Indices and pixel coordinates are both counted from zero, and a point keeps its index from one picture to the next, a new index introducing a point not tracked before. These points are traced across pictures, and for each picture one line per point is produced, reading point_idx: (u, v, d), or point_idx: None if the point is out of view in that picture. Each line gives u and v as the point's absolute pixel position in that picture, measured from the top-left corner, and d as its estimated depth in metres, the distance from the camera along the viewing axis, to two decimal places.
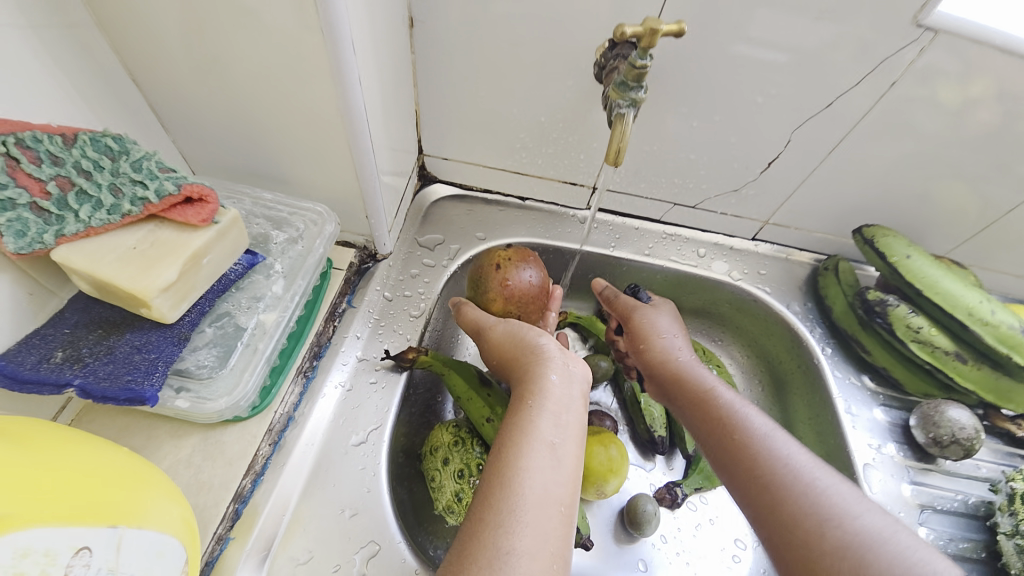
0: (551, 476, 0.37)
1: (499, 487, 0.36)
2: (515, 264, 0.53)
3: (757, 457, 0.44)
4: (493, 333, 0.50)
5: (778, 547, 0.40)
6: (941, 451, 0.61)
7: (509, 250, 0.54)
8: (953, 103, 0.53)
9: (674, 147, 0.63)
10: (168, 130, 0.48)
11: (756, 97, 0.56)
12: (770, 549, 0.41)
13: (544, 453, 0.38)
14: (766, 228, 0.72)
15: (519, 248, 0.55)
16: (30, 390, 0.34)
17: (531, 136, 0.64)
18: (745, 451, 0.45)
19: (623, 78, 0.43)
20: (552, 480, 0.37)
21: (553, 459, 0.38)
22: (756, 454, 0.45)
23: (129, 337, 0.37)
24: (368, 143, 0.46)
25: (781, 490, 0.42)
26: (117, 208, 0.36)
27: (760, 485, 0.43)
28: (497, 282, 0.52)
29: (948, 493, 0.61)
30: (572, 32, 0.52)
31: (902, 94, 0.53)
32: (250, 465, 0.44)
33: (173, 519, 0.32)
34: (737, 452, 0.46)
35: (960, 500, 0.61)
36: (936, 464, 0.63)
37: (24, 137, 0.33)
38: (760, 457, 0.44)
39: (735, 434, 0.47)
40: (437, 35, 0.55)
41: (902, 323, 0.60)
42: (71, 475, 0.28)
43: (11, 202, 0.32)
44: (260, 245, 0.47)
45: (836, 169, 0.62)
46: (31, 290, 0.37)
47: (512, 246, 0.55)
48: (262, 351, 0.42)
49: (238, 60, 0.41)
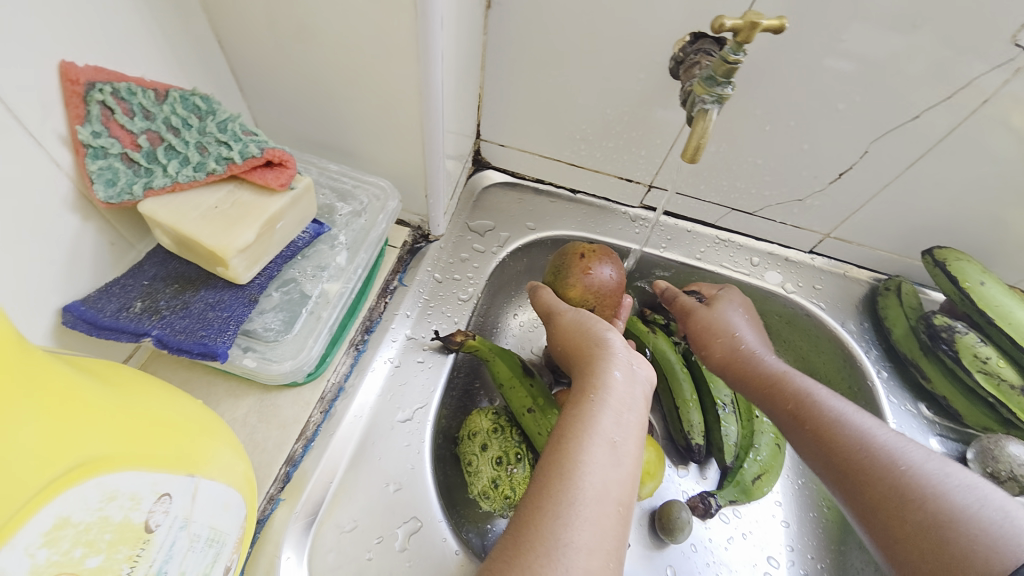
0: (611, 474, 0.37)
1: (558, 478, 0.37)
2: (599, 257, 0.55)
3: (837, 440, 0.43)
4: (562, 317, 0.51)
5: (886, 523, 0.38)
6: None
7: (593, 246, 0.56)
8: None
9: (740, 152, 0.61)
10: (244, 94, 0.49)
11: (838, 104, 0.53)
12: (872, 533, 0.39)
13: (604, 449, 0.38)
14: (826, 241, 0.69)
15: (602, 246, 0.57)
16: (108, 336, 0.35)
17: (593, 128, 0.63)
18: (827, 434, 0.44)
19: (711, 73, 0.41)
20: (610, 477, 0.37)
21: (613, 456, 0.38)
22: (834, 436, 0.44)
23: (203, 294, 0.38)
24: (439, 123, 0.46)
25: (878, 465, 0.40)
26: (203, 165, 0.36)
27: (848, 468, 0.42)
28: (579, 271, 0.54)
29: None
30: (652, 23, 0.50)
31: (984, 117, 0.50)
32: (302, 430, 0.45)
33: (237, 470, 0.33)
34: (820, 433, 0.45)
35: None
36: None
37: (120, 88, 0.34)
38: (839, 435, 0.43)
39: (814, 416, 0.46)
40: (511, 18, 0.54)
41: (970, 352, 0.57)
42: (156, 422, 0.28)
43: (104, 151, 0.34)
44: (325, 216, 0.48)
45: (911, 187, 0.59)
46: (113, 239, 0.38)
47: (596, 243, 0.57)
48: (325, 319, 0.42)
49: (322, 29, 0.41)
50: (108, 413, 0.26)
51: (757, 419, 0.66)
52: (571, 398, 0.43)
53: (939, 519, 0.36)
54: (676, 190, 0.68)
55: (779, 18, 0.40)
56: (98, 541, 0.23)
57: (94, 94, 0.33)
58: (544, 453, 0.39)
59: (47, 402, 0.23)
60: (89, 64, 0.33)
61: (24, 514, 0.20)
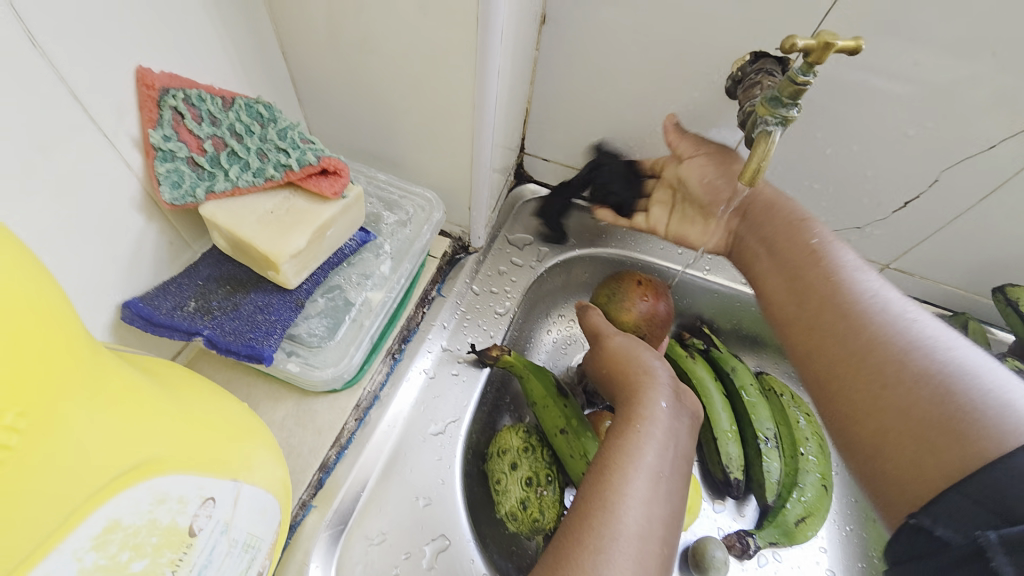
0: (656, 510, 0.36)
1: (600, 510, 0.35)
2: (655, 288, 0.55)
3: (843, 303, 0.40)
4: (609, 341, 0.50)
5: (875, 415, 0.36)
6: None
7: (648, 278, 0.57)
8: None
9: (797, 175, 0.58)
10: (302, 103, 0.50)
11: (909, 129, 0.50)
12: (840, 410, 0.39)
13: (649, 483, 0.37)
14: (885, 272, 0.65)
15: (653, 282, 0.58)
16: (163, 333, 0.36)
17: (640, 146, 0.61)
18: (830, 304, 0.41)
19: (776, 93, 0.39)
20: (655, 512, 0.36)
21: (658, 491, 0.37)
22: (840, 302, 0.41)
23: (253, 297, 0.38)
24: (489, 136, 0.46)
25: (898, 351, 0.37)
26: (261, 171, 0.37)
27: (849, 363, 0.39)
28: (637, 297, 0.54)
29: None
30: (714, 43, 0.49)
31: None
32: (336, 437, 0.44)
33: (279, 480, 0.33)
34: (829, 291, 0.42)
35: None
36: None
37: (191, 94, 0.35)
38: (843, 287, 0.41)
39: (824, 275, 0.43)
40: (565, 34, 0.53)
41: None
42: (204, 424, 0.29)
43: (172, 154, 0.35)
44: (372, 224, 0.48)
45: (986, 220, 0.55)
46: (172, 239, 0.39)
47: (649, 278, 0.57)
48: (367, 327, 0.42)
49: (385, 42, 0.41)
50: (163, 415, 0.26)
51: (802, 457, 0.62)
52: (612, 426, 0.42)
53: (937, 395, 0.34)
54: None
55: (855, 39, 0.36)
56: (145, 544, 0.23)
57: (167, 99, 0.34)
58: (584, 481, 0.38)
59: (115, 403, 0.24)
60: (164, 71, 0.34)
61: (78, 515, 0.20)
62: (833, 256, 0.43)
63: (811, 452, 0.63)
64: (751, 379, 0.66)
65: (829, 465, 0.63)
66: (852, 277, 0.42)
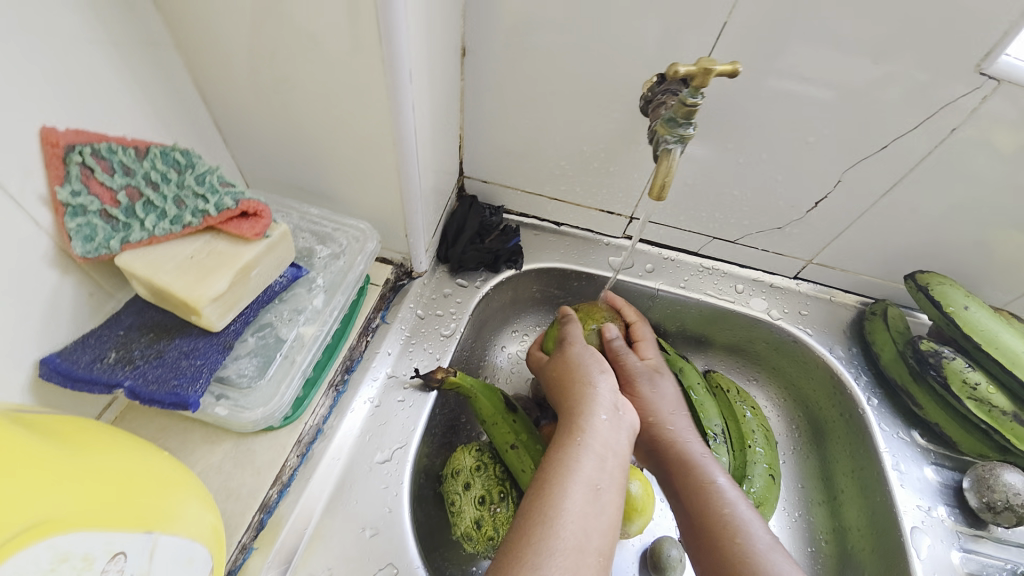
0: (592, 521, 0.37)
1: (539, 527, 0.36)
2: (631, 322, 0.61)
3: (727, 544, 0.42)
4: (571, 349, 0.52)
5: None
6: (993, 516, 0.55)
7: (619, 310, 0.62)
8: (1015, 147, 0.50)
9: (718, 182, 0.61)
10: (229, 145, 0.50)
11: (807, 136, 0.54)
12: None
13: (585, 494, 0.38)
14: (809, 267, 0.70)
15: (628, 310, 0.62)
16: (82, 387, 0.36)
17: (572, 164, 0.64)
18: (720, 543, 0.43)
19: (671, 115, 0.42)
20: (591, 523, 0.37)
21: (594, 502, 0.38)
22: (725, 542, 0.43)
23: (178, 343, 0.38)
24: (414, 165, 0.47)
25: None
26: (179, 219, 0.38)
27: None
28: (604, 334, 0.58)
29: (998, 561, 0.55)
30: (622, 65, 0.52)
31: (969, 137, 0.50)
32: (277, 475, 0.44)
33: (202, 530, 0.33)
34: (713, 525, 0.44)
35: (1010, 571, 0.55)
36: (987, 529, 0.57)
37: (101, 148, 0.36)
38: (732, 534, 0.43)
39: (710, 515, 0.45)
40: (486, 64, 0.56)
41: (958, 378, 0.55)
42: (113, 480, 0.29)
43: (83, 208, 0.35)
44: (304, 259, 0.49)
45: (887, 214, 0.60)
46: (92, 290, 0.39)
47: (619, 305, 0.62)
48: (299, 363, 0.42)
49: (301, 83, 0.43)
50: (63, 475, 0.26)
51: (750, 449, 0.65)
52: (554, 438, 0.43)
53: None
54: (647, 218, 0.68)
55: (734, 63, 0.39)
56: None
57: (74, 155, 0.34)
58: (523, 499, 0.39)
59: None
60: (71, 127, 0.34)
61: None
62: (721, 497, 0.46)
63: (760, 445, 0.66)
64: (698, 378, 0.69)
65: (775, 455, 0.66)
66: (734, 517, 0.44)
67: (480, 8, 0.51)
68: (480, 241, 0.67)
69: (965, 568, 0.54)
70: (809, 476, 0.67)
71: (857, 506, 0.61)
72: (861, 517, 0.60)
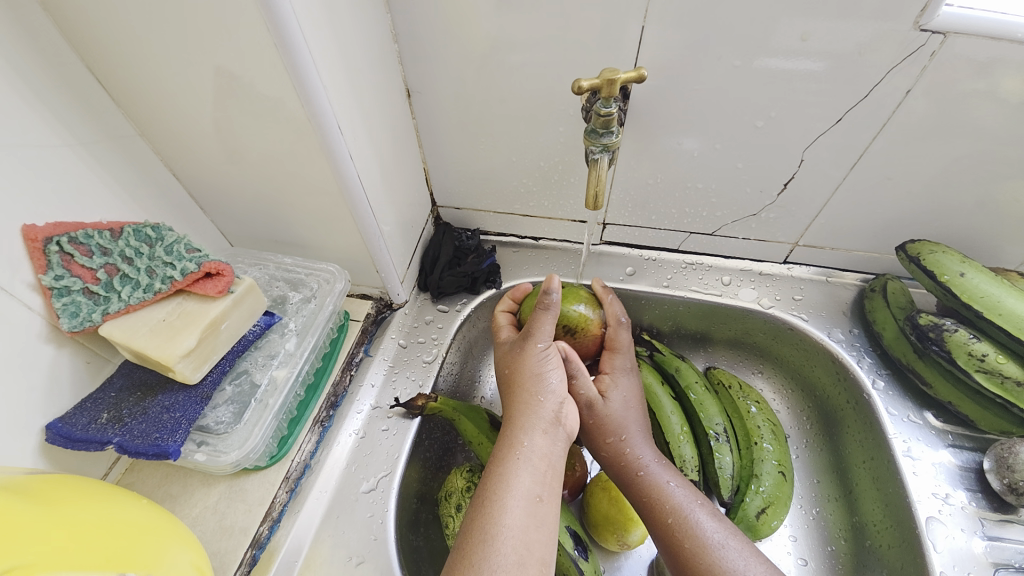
0: (533, 534, 0.38)
1: (481, 544, 0.37)
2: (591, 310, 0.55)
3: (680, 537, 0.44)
4: (531, 351, 0.49)
5: None
6: (1019, 500, 0.52)
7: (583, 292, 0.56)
8: (1021, 94, 0.46)
9: (684, 178, 0.60)
10: (205, 211, 0.56)
11: (758, 120, 0.53)
12: None
13: (525, 509, 0.40)
14: (797, 250, 0.67)
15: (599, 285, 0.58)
16: (80, 447, 0.40)
17: (534, 181, 0.65)
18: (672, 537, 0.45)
19: (592, 127, 0.46)
20: (531, 535, 0.38)
21: (534, 515, 0.39)
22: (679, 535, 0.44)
23: (160, 398, 0.42)
24: (367, 210, 0.51)
25: None
26: (150, 286, 0.42)
27: None
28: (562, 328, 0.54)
29: None
30: (561, 82, 0.53)
31: (936, 90, 0.47)
32: (267, 511, 0.48)
33: (195, 549, 0.39)
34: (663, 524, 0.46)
35: None
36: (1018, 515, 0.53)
37: (77, 235, 0.41)
38: (684, 530, 0.44)
39: (659, 511, 0.46)
40: (431, 99, 0.58)
41: (963, 350, 0.52)
42: (89, 530, 0.33)
43: (67, 289, 0.40)
44: (278, 305, 0.53)
45: (865, 187, 0.57)
46: (88, 358, 0.44)
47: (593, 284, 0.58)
48: (272, 406, 0.46)
49: (250, 150, 0.47)
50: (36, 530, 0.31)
51: (757, 447, 0.61)
52: (494, 452, 0.44)
53: None
54: (609, 222, 0.69)
55: (638, 69, 0.45)
56: None
57: (51, 246, 0.39)
58: (466, 517, 0.40)
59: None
60: (47, 222, 0.40)
61: None
62: (668, 497, 0.47)
63: (769, 441, 0.62)
64: (697, 377, 0.66)
65: (786, 451, 0.61)
66: (681, 512, 0.46)
67: (410, 51, 0.54)
68: (457, 266, 0.69)
69: (990, 557, 0.51)
70: (824, 470, 0.64)
71: (873, 499, 0.58)
72: (877, 511, 0.57)
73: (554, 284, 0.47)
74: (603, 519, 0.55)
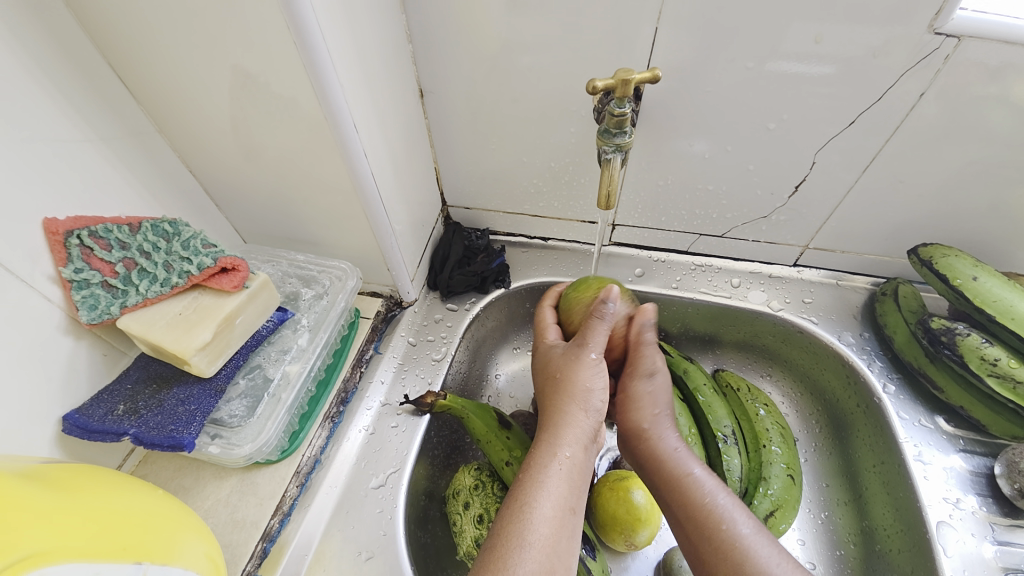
0: (562, 543, 0.39)
1: (512, 548, 0.37)
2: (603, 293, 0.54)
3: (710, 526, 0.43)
4: (586, 361, 0.48)
5: None
6: None
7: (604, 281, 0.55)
8: None
9: (694, 179, 0.60)
10: (220, 208, 0.56)
11: (769, 123, 0.53)
12: None
13: (555, 518, 0.40)
14: (807, 253, 0.67)
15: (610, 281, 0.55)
16: (97, 438, 0.41)
17: (544, 182, 0.65)
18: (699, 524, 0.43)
19: (606, 127, 0.47)
20: (560, 543, 0.39)
21: (564, 525, 0.40)
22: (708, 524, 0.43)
23: (175, 391, 0.43)
24: (380, 208, 0.51)
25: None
26: (167, 280, 0.43)
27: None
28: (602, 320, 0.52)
29: None
30: (573, 83, 0.53)
31: (951, 93, 0.47)
32: (278, 505, 0.48)
33: (207, 540, 0.39)
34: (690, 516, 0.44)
35: None
36: None
37: (97, 229, 0.41)
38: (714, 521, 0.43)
39: (687, 500, 0.45)
40: (444, 99, 0.59)
41: (975, 355, 0.52)
42: (109, 518, 0.34)
43: (86, 282, 0.40)
44: (291, 301, 0.53)
45: (875, 190, 0.57)
46: (105, 350, 0.45)
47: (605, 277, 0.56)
48: (285, 400, 0.47)
49: (266, 148, 0.48)
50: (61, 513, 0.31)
51: (766, 450, 0.61)
52: (529, 456, 0.44)
53: None
54: (617, 223, 0.69)
55: (653, 70, 0.45)
56: None
57: (72, 239, 0.40)
58: (496, 519, 0.40)
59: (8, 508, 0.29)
60: (68, 216, 0.41)
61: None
62: (697, 485, 0.46)
63: (777, 444, 0.62)
64: (705, 379, 0.66)
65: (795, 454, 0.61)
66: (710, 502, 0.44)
67: (423, 52, 0.54)
68: (466, 265, 0.69)
69: (1001, 562, 0.51)
70: (833, 474, 0.63)
71: (882, 503, 0.57)
72: (887, 515, 0.56)
73: (613, 294, 0.48)
74: (611, 518, 0.55)
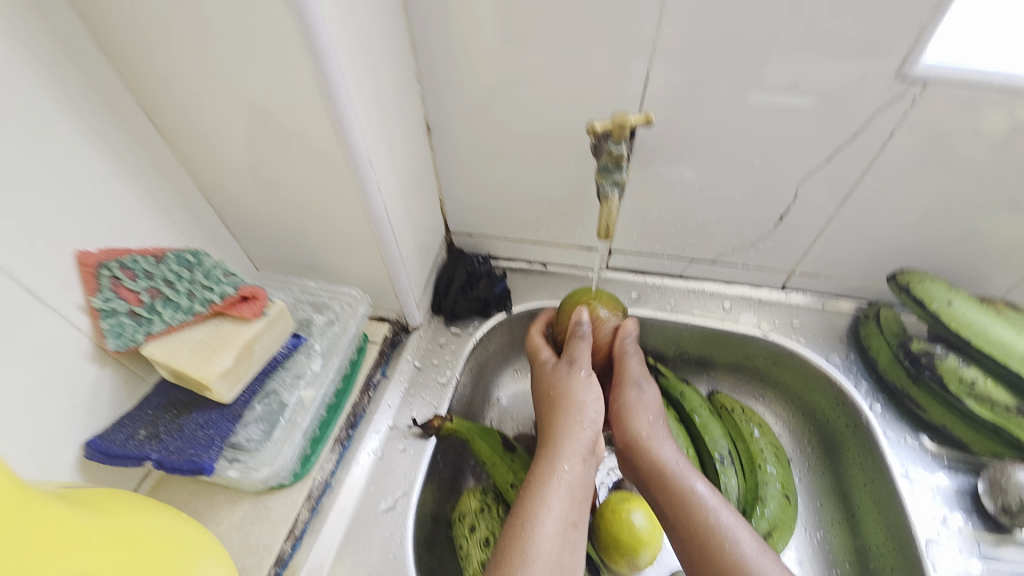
0: (565, 557, 0.41)
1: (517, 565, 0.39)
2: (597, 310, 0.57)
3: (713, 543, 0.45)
4: (575, 376, 0.51)
5: None
6: (1011, 520, 0.55)
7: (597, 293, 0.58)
8: (1004, 131, 0.50)
9: (687, 208, 0.64)
10: (238, 239, 0.59)
11: (755, 158, 0.57)
12: None
13: (558, 533, 0.42)
14: (794, 278, 0.70)
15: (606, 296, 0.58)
16: (118, 463, 0.42)
17: (544, 211, 0.68)
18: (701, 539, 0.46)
19: (604, 165, 0.50)
20: (563, 559, 0.41)
21: (567, 540, 0.42)
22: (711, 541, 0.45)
23: (195, 416, 0.45)
24: (391, 238, 0.54)
25: None
26: (191, 308, 0.45)
27: None
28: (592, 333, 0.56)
29: None
30: (574, 119, 0.57)
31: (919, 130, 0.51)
32: (291, 529, 0.49)
33: (226, 562, 0.40)
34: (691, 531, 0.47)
35: None
36: (1012, 535, 0.56)
37: (125, 260, 0.44)
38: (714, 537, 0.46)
39: (687, 515, 0.48)
40: (451, 134, 0.62)
41: (954, 377, 0.57)
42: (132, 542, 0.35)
43: (114, 310, 0.42)
44: (303, 327, 0.55)
45: (854, 219, 0.61)
46: (127, 376, 0.46)
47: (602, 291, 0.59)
48: (300, 424, 0.49)
49: (285, 183, 0.51)
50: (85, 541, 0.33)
51: (761, 470, 0.63)
52: (532, 473, 0.46)
53: None
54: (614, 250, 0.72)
55: (646, 114, 0.49)
56: None
57: (103, 271, 0.42)
58: (501, 536, 0.42)
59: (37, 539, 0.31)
60: (100, 248, 0.43)
61: None
62: (696, 500, 0.48)
63: (772, 463, 0.64)
64: (701, 401, 0.68)
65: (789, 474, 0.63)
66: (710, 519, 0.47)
67: (433, 92, 0.58)
68: (470, 290, 0.71)
69: None
70: (826, 494, 0.65)
71: (874, 521, 0.60)
72: (879, 532, 0.59)
73: (583, 316, 0.54)
74: (614, 539, 0.56)
